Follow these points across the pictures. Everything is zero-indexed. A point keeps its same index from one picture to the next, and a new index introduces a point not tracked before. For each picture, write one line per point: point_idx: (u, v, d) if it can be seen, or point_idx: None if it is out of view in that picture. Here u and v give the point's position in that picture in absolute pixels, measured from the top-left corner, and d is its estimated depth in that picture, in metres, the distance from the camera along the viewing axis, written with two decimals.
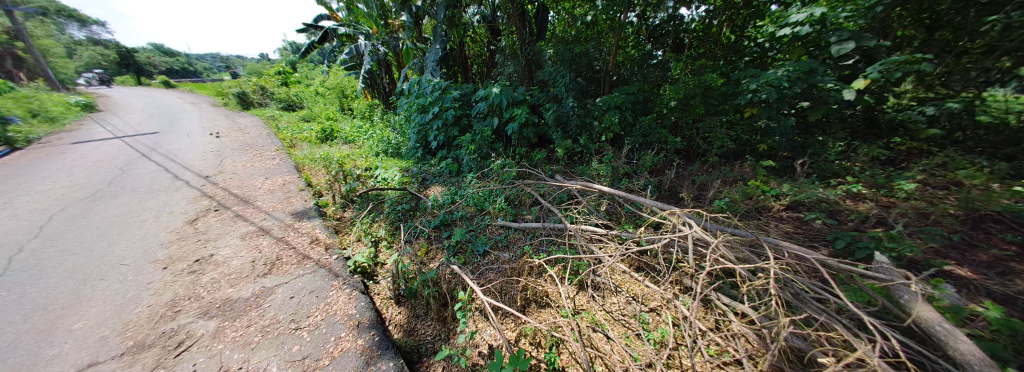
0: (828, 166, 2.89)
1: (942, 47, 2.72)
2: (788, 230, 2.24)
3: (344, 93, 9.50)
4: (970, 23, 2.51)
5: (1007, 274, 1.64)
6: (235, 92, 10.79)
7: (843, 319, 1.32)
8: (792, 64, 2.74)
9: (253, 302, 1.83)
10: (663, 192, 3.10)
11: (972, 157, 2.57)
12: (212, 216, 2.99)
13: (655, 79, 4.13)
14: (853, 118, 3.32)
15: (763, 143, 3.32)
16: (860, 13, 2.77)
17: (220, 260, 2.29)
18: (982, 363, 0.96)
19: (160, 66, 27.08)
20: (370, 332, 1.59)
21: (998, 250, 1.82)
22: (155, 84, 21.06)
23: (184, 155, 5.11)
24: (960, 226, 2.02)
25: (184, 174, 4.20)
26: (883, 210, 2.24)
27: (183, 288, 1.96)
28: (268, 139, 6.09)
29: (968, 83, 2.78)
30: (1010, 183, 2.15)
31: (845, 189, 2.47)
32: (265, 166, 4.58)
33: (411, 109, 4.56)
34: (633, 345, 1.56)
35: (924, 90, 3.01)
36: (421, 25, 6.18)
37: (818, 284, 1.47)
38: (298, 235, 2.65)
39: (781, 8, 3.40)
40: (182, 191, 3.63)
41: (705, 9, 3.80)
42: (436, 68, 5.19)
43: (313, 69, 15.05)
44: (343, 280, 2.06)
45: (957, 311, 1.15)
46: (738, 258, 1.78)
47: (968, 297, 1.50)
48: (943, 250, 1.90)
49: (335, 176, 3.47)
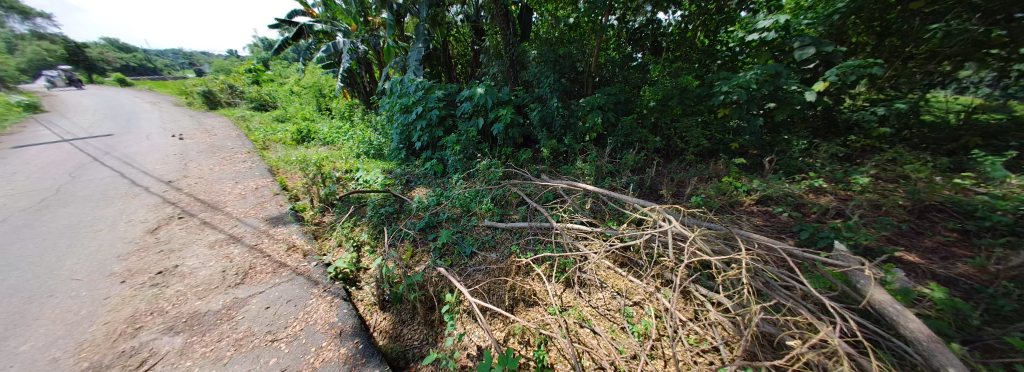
0: (793, 162, 3.09)
1: (892, 52, 3.03)
2: (757, 223, 2.37)
3: (322, 93, 9.08)
4: (915, 30, 2.85)
5: (949, 258, 1.83)
6: (201, 90, 10.11)
7: (807, 304, 1.42)
8: (760, 68, 2.91)
9: (224, 314, 1.72)
10: (644, 189, 3.20)
11: (917, 152, 2.84)
12: (175, 225, 2.78)
13: (635, 80, 4.27)
14: (814, 118, 3.57)
15: (735, 142, 3.50)
16: (819, 21, 3.12)
17: (186, 271, 2.13)
18: (929, 340, 1.07)
19: (114, 62, 24.94)
20: (353, 340, 1.54)
21: (941, 236, 2.03)
22: (110, 83, 19.40)
23: (144, 159, 4.73)
24: (907, 216, 2.24)
25: (144, 179, 3.88)
26: (842, 203, 2.43)
27: (144, 303, 1.81)
28: (239, 141, 5.74)
29: (914, 85, 3.15)
30: (951, 176, 2.39)
31: (808, 184, 2.65)
32: (235, 169, 4.31)
33: (393, 109, 4.44)
34: (618, 338, 1.61)
35: (876, 92, 3.33)
36: (402, 23, 6.02)
37: (785, 272, 1.57)
38: (272, 242, 2.52)
39: (749, 14, 3.63)
40: (141, 198, 3.35)
41: (681, 15, 3.98)
42: (419, 67, 5.07)
43: (288, 67, 14.39)
44: (323, 288, 1.98)
45: (906, 293, 1.28)
46: (713, 250, 1.87)
47: (917, 280, 1.66)
48: (894, 238, 2.09)
49: (313, 179, 3.30)
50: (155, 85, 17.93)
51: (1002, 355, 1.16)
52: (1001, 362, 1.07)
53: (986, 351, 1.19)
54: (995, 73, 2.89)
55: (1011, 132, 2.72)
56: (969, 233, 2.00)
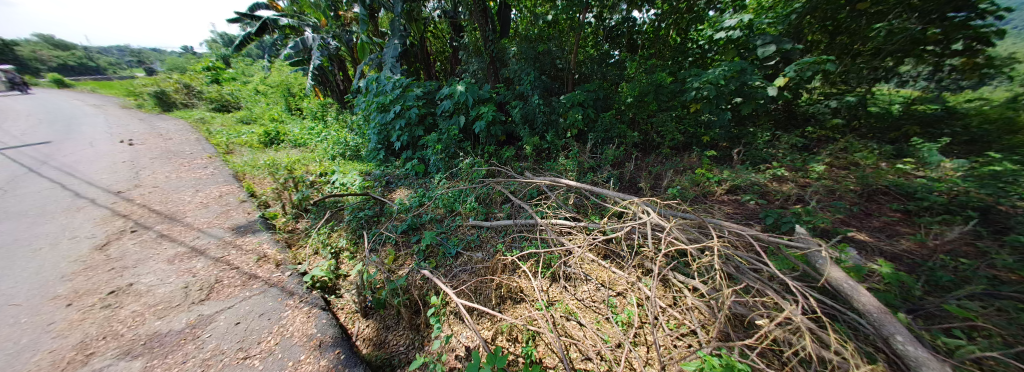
0: (757, 153, 3.29)
1: (843, 49, 3.30)
2: (728, 211, 2.52)
3: (290, 92, 8.53)
4: (862, 29, 3.12)
5: (893, 236, 2.03)
6: (152, 90, 9.23)
7: (774, 285, 1.52)
8: (726, 65, 3.12)
9: (188, 334, 1.59)
10: (624, 183, 3.29)
11: (865, 141, 3.11)
12: (128, 239, 2.53)
13: (613, 77, 4.37)
14: (776, 111, 3.83)
15: (707, 135, 3.67)
16: (778, 20, 3.37)
17: (142, 289, 1.95)
18: (879, 312, 1.19)
19: (48, 60, 22.31)
20: (334, 350, 1.48)
21: (887, 217, 2.24)
22: (43, 84, 17.33)
23: (88, 168, 4.26)
24: (857, 199, 2.46)
25: (89, 190, 3.50)
26: (801, 190, 2.62)
27: (95, 326, 1.64)
28: (199, 146, 5.31)
29: (862, 80, 3.44)
30: (893, 162, 2.65)
31: (772, 173, 2.84)
32: (195, 176, 3.98)
33: (369, 108, 4.26)
34: (603, 328, 1.65)
35: (829, 87, 3.61)
36: (376, 18, 5.76)
37: (753, 256, 1.68)
38: (240, 253, 2.35)
39: (716, 14, 3.81)
40: (87, 211, 3.03)
41: (654, 13, 4.09)
42: (395, 65, 4.90)
43: (252, 65, 13.43)
44: (299, 298, 1.88)
45: (859, 270, 1.41)
46: (688, 238, 1.95)
47: (868, 257, 1.83)
48: (847, 220, 2.28)
49: (283, 184, 3.11)
50: (100, 86, 16.23)
51: (940, 320, 1.31)
52: (939, 327, 1.21)
53: (928, 318, 1.34)
54: (930, 68, 3.21)
55: (944, 120, 3.03)
56: (910, 213, 2.22)
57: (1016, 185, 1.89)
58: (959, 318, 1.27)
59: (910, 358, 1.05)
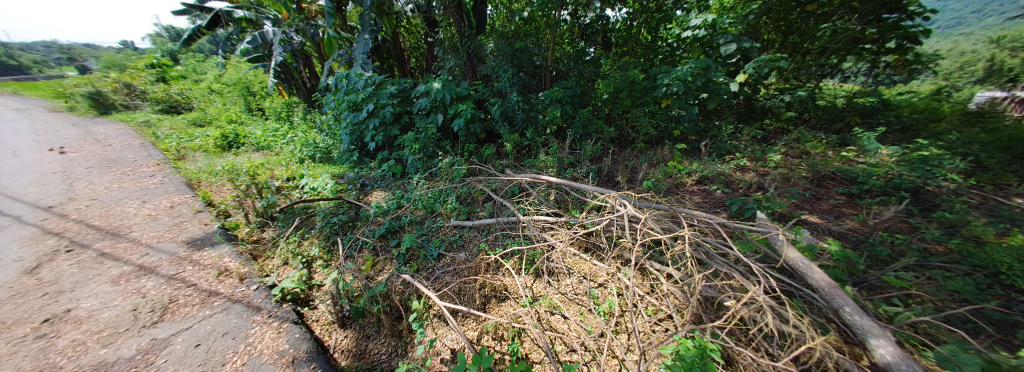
0: (722, 145, 3.49)
1: (795, 48, 3.55)
2: (697, 201, 2.65)
3: (250, 91, 7.89)
4: (811, 29, 3.38)
5: (839, 217, 2.23)
6: (84, 91, 8.21)
7: (740, 267, 1.62)
8: (694, 62, 3.29)
9: (140, 361, 1.43)
10: (602, 177, 3.37)
11: (815, 132, 3.38)
12: (64, 261, 2.25)
13: (589, 74, 4.44)
14: (738, 106, 4.01)
15: (677, 129, 3.83)
16: (738, 20, 3.53)
17: (82, 315, 1.73)
18: (829, 286, 1.30)
19: None
20: (310, 365, 1.41)
21: (834, 200, 2.46)
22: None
23: (10, 180, 3.74)
24: (809, 185, 2.68)
25: (11, 206, 3.07)
26: (761, 178, 2.81)
27: (25, 361, 1.43)
28: (146, 152, 4.80)
29: (810, 75, 3.72)
30: (839, 150, 2.90)
31: (736, 163, 3.01)
32: (143, 185, 3.62)
33: (340, 107, 4.05)
34: (586, 319, 1.70)
35: (783, 83, 3.89)
36: (344, 12, 5.44)
37: (720, 241, 1.78)
38: (198, 269, 2.17)
39: (683, 13, 3.98)
40: (7, 230, 2.65)
41: (626, 12, 4.24)
42: (367, 61, 4.68)
43: (204, 61, 12.29)
44: (268, 313, 1.77)
45: (811, 250, 1.54)
46: (662, 228, 2.03)
47: (819, 237, 2.00)
48: (802, 204, 2.46)
49: (246, 191, 2.89)
50: (21, 86, 14.32)
51: (881, 290, 1.46)
52: (880, 297, 1.36)
53: (871, 289, 1.49)
54: (868, 64, 3.53)
55: (880, 111, 3.38)
56: (853, 196, 2.45)
57: (942, 167, 2.17)
58: (896, 288, 1.43)
59: (856, 326, 1.16)
